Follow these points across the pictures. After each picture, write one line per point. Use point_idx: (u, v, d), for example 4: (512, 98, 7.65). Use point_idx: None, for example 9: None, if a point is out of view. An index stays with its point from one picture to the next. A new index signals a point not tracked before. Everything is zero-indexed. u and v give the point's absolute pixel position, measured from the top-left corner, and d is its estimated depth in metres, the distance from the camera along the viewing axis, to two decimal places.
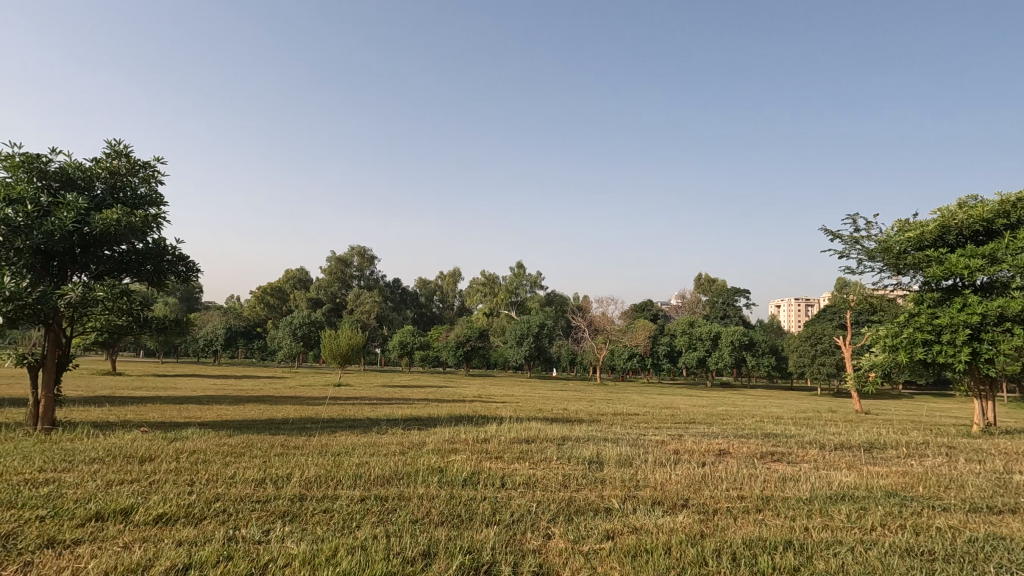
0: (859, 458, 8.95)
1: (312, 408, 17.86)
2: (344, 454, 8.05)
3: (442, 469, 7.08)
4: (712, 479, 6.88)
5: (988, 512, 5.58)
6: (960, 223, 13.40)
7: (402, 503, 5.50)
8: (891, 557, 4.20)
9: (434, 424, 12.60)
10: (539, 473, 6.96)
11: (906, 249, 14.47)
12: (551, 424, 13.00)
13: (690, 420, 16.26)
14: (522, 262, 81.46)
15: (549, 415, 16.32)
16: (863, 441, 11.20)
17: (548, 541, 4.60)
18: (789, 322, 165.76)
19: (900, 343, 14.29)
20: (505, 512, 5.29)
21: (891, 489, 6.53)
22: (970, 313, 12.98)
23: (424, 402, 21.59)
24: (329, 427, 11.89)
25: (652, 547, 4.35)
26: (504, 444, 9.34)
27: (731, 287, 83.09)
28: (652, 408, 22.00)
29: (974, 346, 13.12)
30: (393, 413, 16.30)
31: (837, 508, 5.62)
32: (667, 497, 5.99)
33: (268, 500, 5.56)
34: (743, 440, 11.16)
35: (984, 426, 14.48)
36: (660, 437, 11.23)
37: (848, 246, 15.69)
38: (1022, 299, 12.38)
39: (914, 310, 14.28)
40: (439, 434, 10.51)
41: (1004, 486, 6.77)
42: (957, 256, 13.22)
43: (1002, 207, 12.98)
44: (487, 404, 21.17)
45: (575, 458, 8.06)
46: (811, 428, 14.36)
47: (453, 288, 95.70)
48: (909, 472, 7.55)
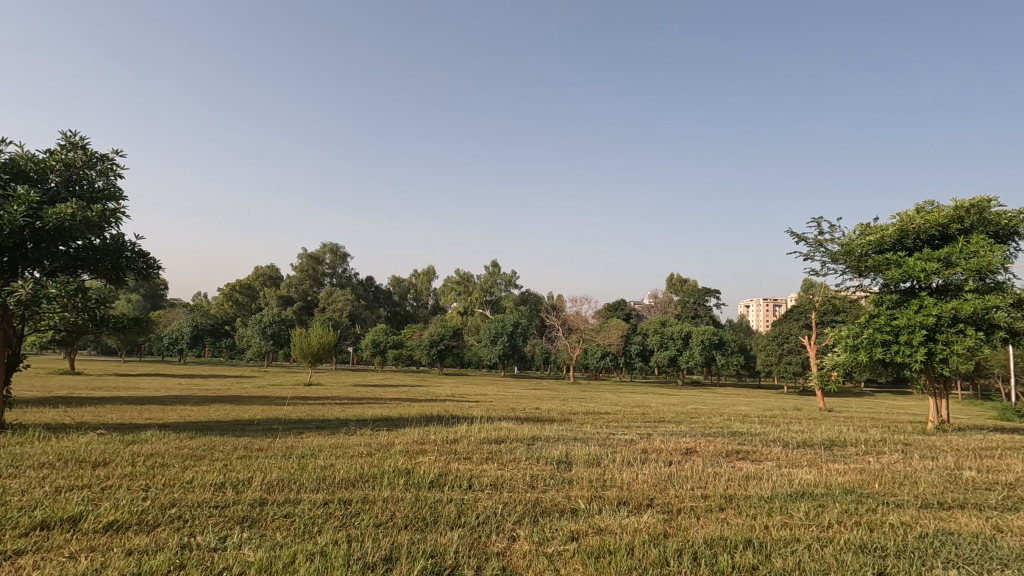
0: (819, 455, 9.22)
1: (280, 408, 17.54)
2: (309, 456, 7.89)
3: (409, 470, 7.03)
4: (677, 479, 6.96)
5: (939, 508, 5.78)
6: (917, 228, 13.87)
7: (366, 506, 5.41)
8: (846, 554, 4.31)
9: (403, 425, 12.48)
10: (506, 474, 6.94)
11: (867, 252, 14.93)
12: (522, 424, 13.02)
13: (659, 419, 16.50)
14: (497, 261, 81.26)
15: (521, 415, 16.36)
16: (825, 439, 11.49)
17: (512, 544, 4.58)
18: (758, 322, 170.03)
19: (862, 344, 14.77)
20: (471, 514, 5.25)
21: (848, 486, 6.71)
22: (926, 314, 13.45)
23: (396, 402, 21.37)
24: (296, 428, 11.67)
25: (614, 548, 4.37)
26: (474, 444, 9.31)
27: (703, 287, 84.54)
28: (623, 406, 22.24)
29: (930, 347, 13.62)
30: (362, 413, 16.08)
31: (796, 505, 5.75)
32: (633, 496, 6.04)
33: (226, 505, 5.40)
34: (710, 439, 11.37)
35: (938, 424, 15.03)
36: (628, 436, 11.34)
37: (813, 249, 16.08)
38: (974, 300, 12.89)
39: (875, 311, 14.74)
40: (407, 435, 10.42)
41: (955, 482, 7.02)
42: (914, 260, 13.69)
43: (957, 213, 13.48)
44: (459, 404, 21.13)
45: (543, 458, 8.07)
46: (775, 426, 14.67)
47: (428, 287, 94.16)
48: (866, 469, 7.77)
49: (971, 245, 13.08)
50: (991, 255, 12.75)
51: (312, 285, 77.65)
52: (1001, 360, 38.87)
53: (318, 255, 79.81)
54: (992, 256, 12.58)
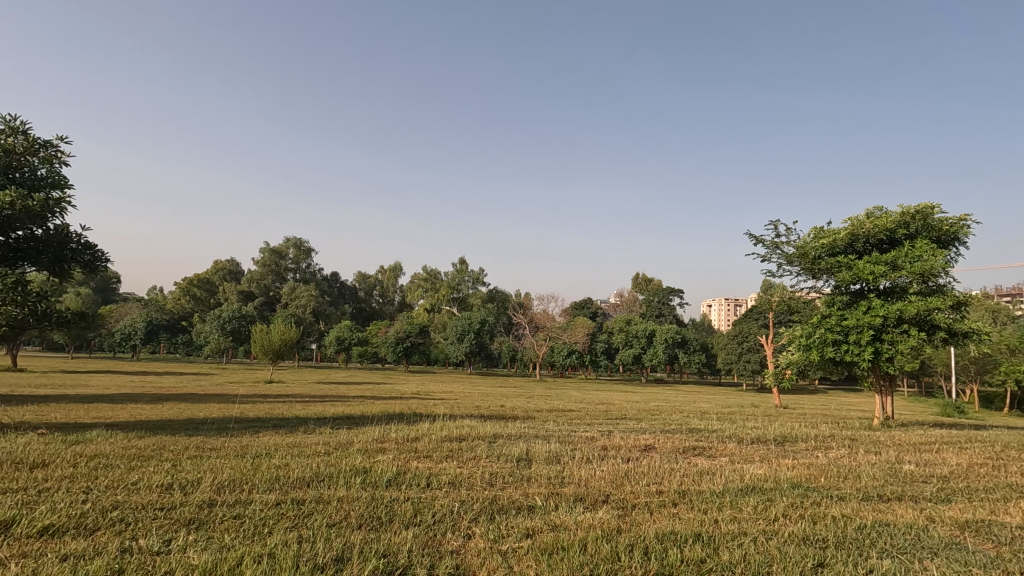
0: (771, 451, 9.53)
1: (236, 407, 17.02)
2: (264, 455, 7.71)
3: (367, 469, 6.94)
4: (634, 475, 7.08)
5: (878, 500, 6.06)
6: (867, 232, 14.47)
7: (320, 507, 5.31)
8: (789, 546, 4.46)
9: (365, 423, 12.28)
10: (465, 472, 6.91)
11: (820, 255, 15.46)
12: (486, 422, 12.98)
13: (621, 416, 16.72)
14: (465, 258, 81.00)
15: (484, 413, 16.30)
16: (778, 435, 11.86)
17: (468, 542, 4.59)
18: (720, 322, 174.41)
19: (813, 343, 15.36)
20: (427, 513, 5.23)
21: (795, 480, 6.96)
22: (873, 315, 14.06)
23: (358, 400, 20.99)
24: (253, 427, 11.36)
25: (568, 544, 4.43)
26: (435, 442, 9.26)
27: (667, 287, 86.13)
28: (587, 404, 22.44)
29: (877, 346, 14.25)
30: (323, 412, 15.75)
31: (745, 500, 5.92)
32: (590, 493, 6.11)
33: (171, 508, 5.21)
34: (668, 436, 11.58)
35: (883, 420, 15.68)
36: (590, 433, 11.44)
37: (769, 251, 16.60)
38: (917, 303, 13.51)
39: (826, 312, 15.31)
40: (368, 433, 10.28)
41: (894, 475, 7.37)
42: (864, 263, 14.29)
43: (904, 218, 14.09)
44: (423, 402, 20.90)
45: (504, 457, 8.06)
46: (732, 423, 15.03)
47: (394, 283, 93.66)
48: (814, 464, 8.07)
49: (916, 249, 13.72)
50: (934, 260, 13.42)
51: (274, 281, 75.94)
52: (942, 359, 41.04)
53: (281, 250, 78.07)
54: (935, 260, 13.25)
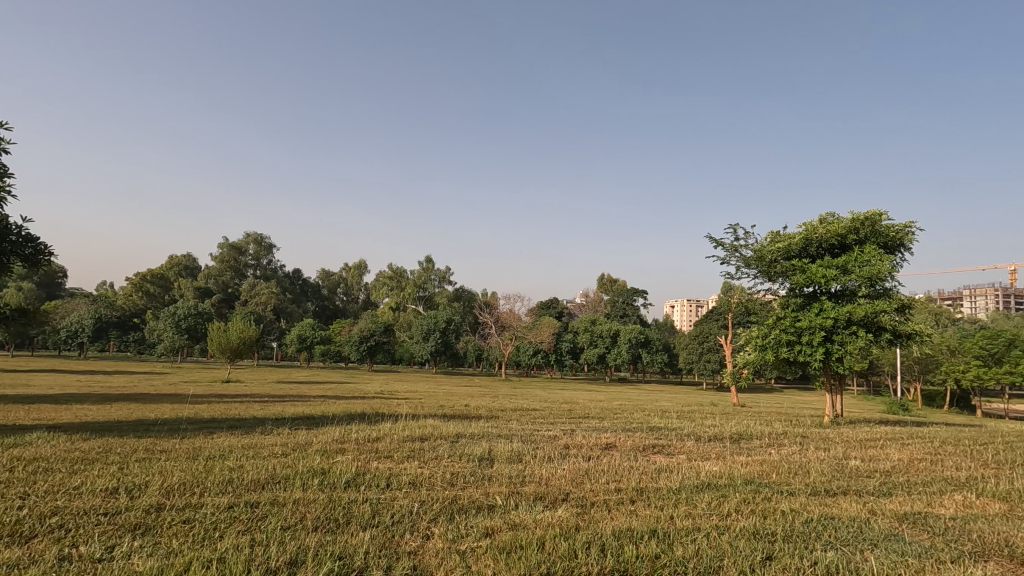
0: (726, 448, 9.82)
1: (191, 407, 16.44)
2: (218, 457, 7.49)
3: (326, 470, 6.81)
4: (594, 473, 7.18)
5: (826, 495, 6.31)
6: (820, 237, 15.05)
7: (275, 509, 5.19)
8: (739, 541, 4.60)
9: (325, 424, 12.05)
10: (426, 472, 6.89)
11: (776, 258, 15.97)
12: (450, 422, 12.93)
13: (585, 415, 16.94)
14: (431, 256, 80.48)
15: (448, 412, 16.24)
16: (734, 433, 12.18)
17: (427, 542, 4.56)
18: (682, 322, 178.54)
19: (769, 343, 15.90)
20: (386, 514, 5.17)
21: (749, 476, 7.19)
22: (825, 317, 14.64)
23: (320, 400, 20.57)
24: (207, 428, 11.01)
25: (525, 543, 4.45)
26: (396, 442, 9.17)
27: (631, 288, 87.49)
28: (550, 403, 22.61)
29: (828, 347, 14.84)
30: (282, 412, 15.37)
31: (701, 496, 6.08)
32: (550, 492, 6.17)
33: (116, 512, 5.01)
34: (629, 434, 11.79)
35: (833, 417, 16.32)
36: (552, 432, 11.54)
37: (729, 253, 17.08)
38: (865, 305, 14.13)
39: (781, 314, 15.85)
40: (328, 433, 10.12)
41: (841, 471, 7.71)
42: (817, 266, 14.84)
43: (854, 224, 14.71)
44: (387, 402, 20.64)
45: (465, 456, 8.04)
46: (690, 421, 15.41)
47: (358, 281, 92.25)
48: (766, 460, 8.35)
49: (865, 254, 14.35)
50: (881, 264, 14.06)
51: (232, 277, 73.74)
52: (889, 359, 42.98)
53: (240, 245, 75.97)
54: (882, 265, 13.89)
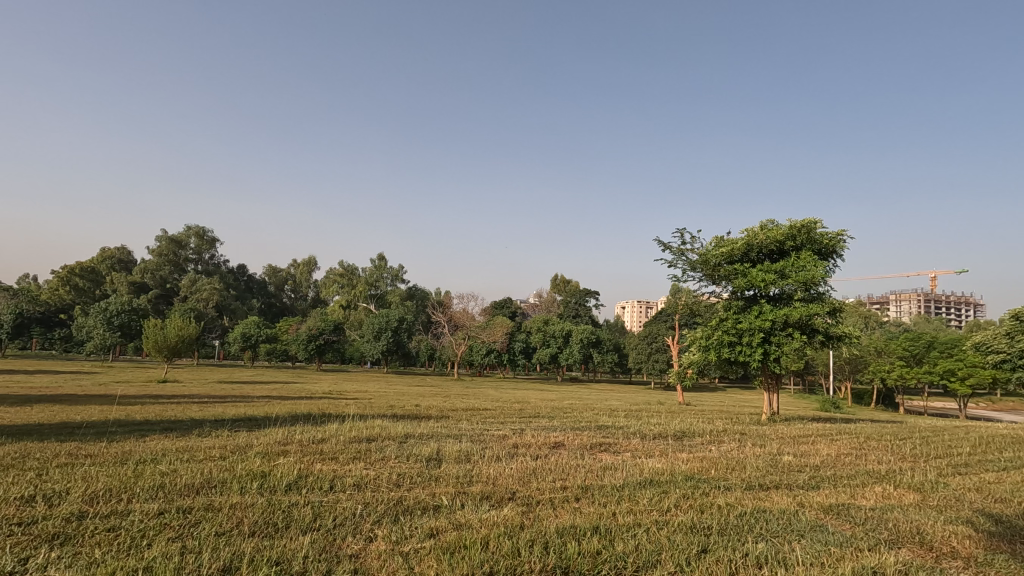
0: (670, 445, 10.16)
1: (122, 409, 15.51)
2: (149, 461, 7.11)
3: (266, 473, 6.59)
4: (540, 472, 7.27)
5: (759, 489, 6.63)
6: (760, 243, 15.73)
7: (210, 514, 4.99)
8: (677, 535, 4.77)
9: (268, 426, 11.66)
10: (371, 473, 6.78)
11: (720, 262, 16.61)
12: (399, 422, 12.78)
13: (536, 415, 17.06)
14: (384, 254, 79.33)
15: (398, 412, 16.02)
16: (678, 431, 12.55)
17: (369, 545, 4.49)
18: (633, 321, 182.77)
19: (712, 344, 16.52)
20: (328, 517, 5.06)
21: (689, 472, 7.45)
22: (764, 319, 15.32)
23: (265, 401, 19.89)
24: (140, 431, 10.44)
25: (470, 543, 4.46)
26: (342, 444, 8.97)
27: (583, 288, 88.87)
28: (502, 402, 22.67)
29: (766, 347, 15.55)
30: (223, 413, 14.70)
31: (643, 493, 6.25)
32: (497, 491, 6.20)
33: (32, 522, 4.68)
34: (577, 433, 11.99)
35: (770, 415, 17.11)
36: (502, 432, 11.58)
37: (676, 257, 17.67)
38: (800, 308, 14.89)
39: (724, 316, 16.47)
40: (270, 435, 9.80)
41: (774, 465, 8.12)
42: (757, 271, 15.52)
43: (791, 232, 15.47)
44: (335, 402, 20.15)
45: (413, 457, 7.96)
46: (638, 420, 15.73)
47: (307, 278, 89.78)
48: (706, 457, 8.68)
49: (801, 260, 15.11)
50: (815, 270, 14.87)
51: (171, 272, 70.18)
52: (823, 359, 45.41)
53: (180, 238, 72.47)
54: (816, 271, 14.68)
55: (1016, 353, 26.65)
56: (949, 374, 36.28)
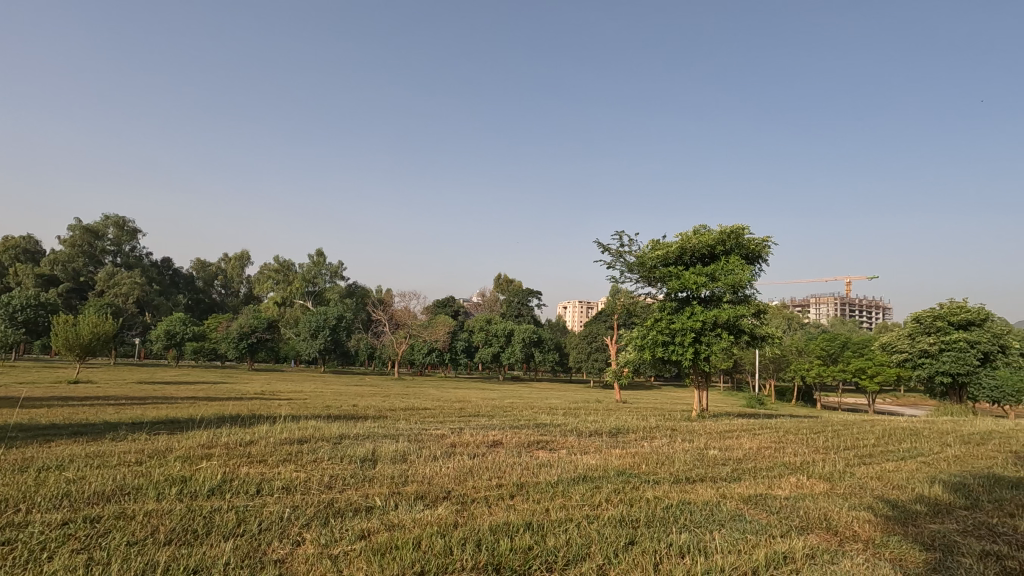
0: (604, 442, 10.43)
1: (24, 412, 14.22)
2: (53, 468, 6.57)
3: (186, 478, 6.25)
4: (477, 470, 7.26)
5: (686, 482, 6.94)
6: (693, 247, 16.43)
7: (122, 523, 4.68)
8: (606, 529, 4.91)
9: (191, 428, 11.04)
10: (302, 476, 6.57)
11: (656, 264, 17.23)
12: (333, 423, 12.44)
13: (475, 413, 17.03)
14: (322, 249, 76.96)
15: (334, 413, 15.59)
16: (613, 428, 12.86)
17: (296, 549, 4.36)
18: (574, 321, 186.12)
19: (647, 343, 17.11)
20: (253, 522, 4.87)
21: (621, 467, 7.68)
22: (696, 320, 16.02)
23: (190, 402, 18.81)
24: (44, 435, 9.61)
25: (402, 543, 4.42)
26: (272, 446, 8.62)
27: (526, 288, 89.51)
28: (442, 401, 22.53)
29: (696, 347, 16.28)
30: (142, 416, 13.76)
31: (575, 488, 6.39)
32: (432, 490, 6.16)
33: None
34: (515, 431, 12.06)
35: (700, 412, 17.82)
36: (441, 431, 11.48)
37: (614, 259, 18.17)
38: (728, 310, 15.69)
39: (659, 316, 17.08)
40: (194, 438, 9.29)
41: (700, 459, 8.50)
42: (690, 273, 16.21)
43: (722, 237, 16.22)
44: (267, 403, 19.34)
45: (346, 458, 7.78)
46: (575, 417, 16.01)
47: (239, 273, 86.18)
48: (638, 452, 8.98)
49: (730, 264, 15.89)
50: (742, 274, 15.70)
51: (85, 264, 65.07)
52: (749, 358, 47.94)
53: (97, 228, 67.36)
54: (743, 275, 15.51)
55: (917, 352, 29.22)
56: (861, 371, 39.19)
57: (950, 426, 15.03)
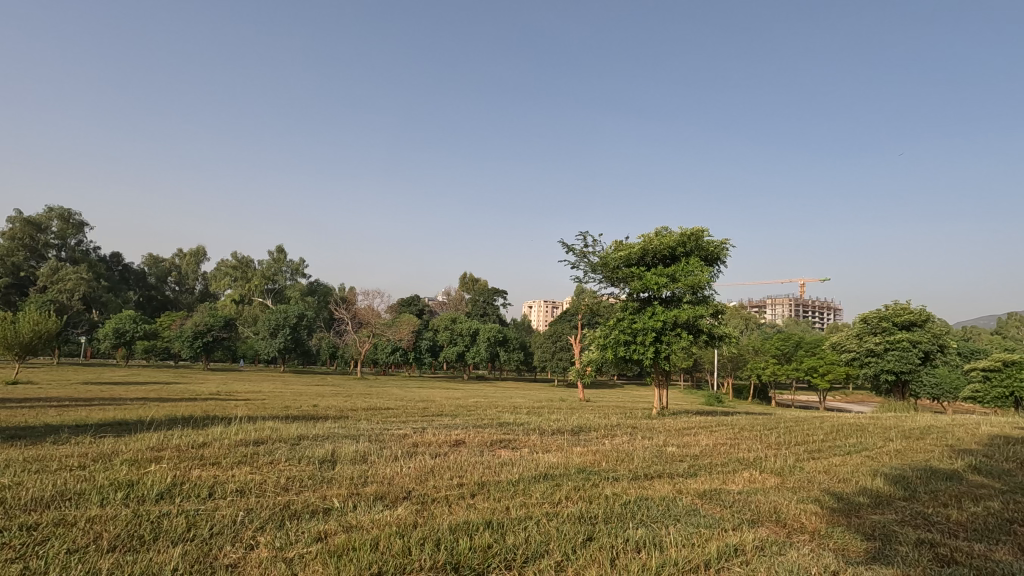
0: (566, 440, 10.56)
1: None
2: None
3: (134, 482, 6.00)
4: (439, 470, 7.24)
5: (645, 478, 7.09)
6: (655, 248, 16.76)
7: (61, 531, 4.46)
8: (566, 525, 4.97)
9: (140, 430, 10.62)
10: (257, 478, 6.41)
11: (619, 265, 17.52)
12: (292, 423, 12.18)
13: (439, 413, 16.93)
14: (283, 246, 75.12)
15: (293, 413, 15.26)
16: (575, 426, 13.04)
17: (249, 553, 4.25)
18: (540, 321, 187.35)
19: (609, 343, 17.38)
20: (204, 526, 4.72)
21: (582, 465, 7.79)
22: (656, 320, 16.34)
23: (140, 403, 18.07)
24: None
25: (360, 544, 4.37)
26: (227, 447, 8.38)
27: (492, 288, 89.57)
28: (405, 401, 22.33)
29: (657, 345, 16.64)
30: (87, 418, 13.15)
31: (537, 486, 6.45)
32: (392, 490, 6.11)
33: None
34: (478, 431, 12.07)
35: (660, 409, 18.21)
36: (403, 431, 11.38)
37: (578, 259, 18.38)
38: (687, 310, 16.09)
39: (621, 316, 17.35)
40: (143, 440, 8.94)
41: (659, 456, 8.71)
42: (651, 274, 16.54)
43: (682, 239, 16.59)
44: (222, 403, 18.76)
45: (304, 459, 7.62)
46: (539, 416, 16.15)
47: (195, 270, 83.37)
48: (598, 449, 9.14)
49: (690, 265, 16.30)
50: (700, 275, 16.13)
51: (25, 258, 61.60)
52: (708, 357, 49.23)
53: (39, 220, 63.85)
54: (703, 276, 15.93)
55: (864, 352, 30.65)
56: (812, 370, 40.81)
57: (894, 422, 15.80)
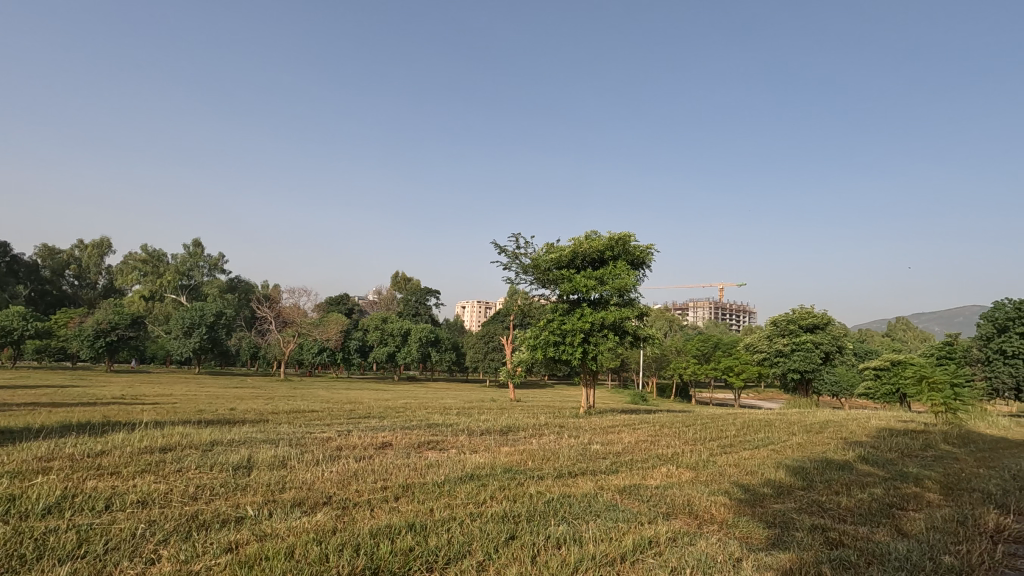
0: (493, 440, 10.59)
1: None
2: None
3: (15, 496, 5.43)
4: (363, 473, 7.08)
5: (569, 476, 7.27)
6: (584, 251, 17.18)
7: None
8: (488, 525, 5.01)
9: (25, 438, 9.62)
10: (163, 487, 6.00)
11: (549, 267, 17.85)
12: (204, 428, 11.44)
13: (365, 415, 16.49)
14: (200, 240, 70.76)
15: (206, 417, 14.36)
16: (503, 427, 13.12)
17: (150, 568, 3.97)
18: (473, 319, 186.91)
19: (539, 343, 17.64)
20: (98, 541, 4.36)
21: (508, 465, 7.87)
22: (585, 321, 16.74)
23: (28, 408, 16.32)
24: None
25: (274, 552, 4.20)
26: (129, 456, 7.76)
27: (425, 288, 88.50)
28: (331, 403, 21.50)
29: (585, 346, 17.06)
30: None
31: (462, 487, 6.44)
32: (312, 495, 5.91)
33: None
34: (405, 432, 11.85)
35: (586, 409, 18.61)
36: (326, 434, 11.00)
37: (510, 260, 18.55)
38: (613, 312, 16.60)
39: (551, 317, 17.67)
40: (27, 450, 8.09)
41: (583, 454, 8.92)
42: (580, 277, 16.96)
43: (611, 243, 17.11)
44: (126, 407, 17.31)
45: (218, 466, 7.22)
46: (468, 416, 16.12)
47: (98, 263, 76.67)
48: (525, 449, 9.25)
49: (617, 269, 16.83)
50: (627, 278, 16.70)
51: None
52: (633, 357, 51.03)
53: None
54: (629, 279, 16.50)
55: (774, 352, 32.80)
56: (729, 369, 43.23)
57: (798, 417, 17.05)
